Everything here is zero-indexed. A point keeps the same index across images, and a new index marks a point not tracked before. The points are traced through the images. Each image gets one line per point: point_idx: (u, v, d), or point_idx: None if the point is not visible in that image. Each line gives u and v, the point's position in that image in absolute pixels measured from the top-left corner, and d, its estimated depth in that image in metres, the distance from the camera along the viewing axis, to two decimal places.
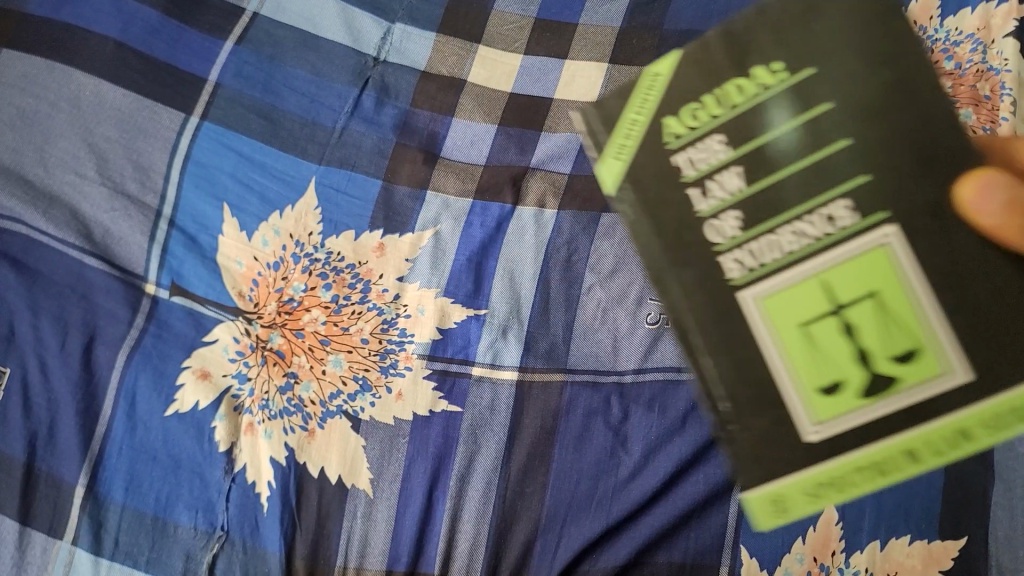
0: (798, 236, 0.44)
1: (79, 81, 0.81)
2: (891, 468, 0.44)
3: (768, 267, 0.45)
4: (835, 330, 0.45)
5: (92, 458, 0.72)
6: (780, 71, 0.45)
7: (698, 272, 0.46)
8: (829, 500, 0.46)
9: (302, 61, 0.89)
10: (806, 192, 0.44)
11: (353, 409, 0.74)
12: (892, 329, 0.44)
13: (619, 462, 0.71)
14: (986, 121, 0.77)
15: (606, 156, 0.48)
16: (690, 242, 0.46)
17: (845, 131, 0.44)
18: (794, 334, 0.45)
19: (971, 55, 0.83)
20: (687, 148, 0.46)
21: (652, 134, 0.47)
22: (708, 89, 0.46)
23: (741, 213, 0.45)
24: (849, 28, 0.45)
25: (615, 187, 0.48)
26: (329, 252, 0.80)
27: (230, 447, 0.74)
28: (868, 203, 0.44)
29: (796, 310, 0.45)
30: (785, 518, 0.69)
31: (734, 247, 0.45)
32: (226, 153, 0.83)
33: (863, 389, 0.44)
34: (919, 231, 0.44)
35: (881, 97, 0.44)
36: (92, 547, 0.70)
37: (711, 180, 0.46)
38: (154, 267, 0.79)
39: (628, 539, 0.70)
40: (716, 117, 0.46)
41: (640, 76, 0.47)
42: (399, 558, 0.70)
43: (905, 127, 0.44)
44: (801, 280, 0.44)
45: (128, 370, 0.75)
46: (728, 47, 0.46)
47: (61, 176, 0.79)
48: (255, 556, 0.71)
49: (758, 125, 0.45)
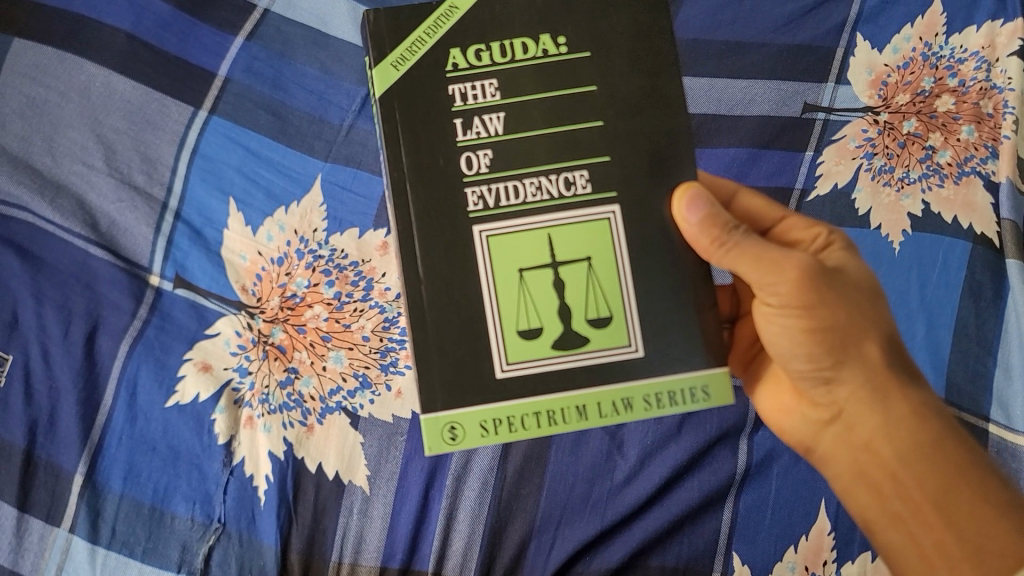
0: (540, 188, 0.57)
1: (89, 72, 0.83)
2: (559, 419, 0.56)
3: (502, 212, 0.57)
4: (547, 279, 0.57)
5: (92, 446, 0.72)
6: (564, 46, 0.58)
7: (431, 196, 0.56)
8: (499, 437, 0.55)
9: (311, 59, 0.88)
10: (554, 156, 0.57)
11: (352, 406, 0.75)
12: (597, 292, 0.57)
13: (615, 466, 0.73)
14: (986, 139, 0.82)
15: (384, 61, 0.57)
16: (432, 167, 0.57)
17: (598, 114, 0.58)
18: (510, 275, 0.57)
19: (975, 73, 0.84)
20: (462, 83, 0.57)
21: (434, 61, 0.57)
22: (500, 40, 0.58)
23: (493, 155, 0.57)
24: (632, 36, 0.59)
25: (383, 92, 0.57)
26: (333, 249, 0.80)
27: (229, 440, 0.74)
28: (602, 178, 0.57)
29: (512, 256, 0.57)
30: (777, 527, 0.72)
31: (479, 182, 0.57)
32: (233, 147, 0.83)
33: (558, 341, 0.56)
34: (643, 218, 0.58)
35: (639, 97, 0.58)
36: (89, 535, 0.71)
37: (480, 120, 0.57)
38: (159, 259, 0.79)
39: (622, 542, 0.72)
40: (491, 67, 0.58)
41: (439, 5, 0.58)
42: (393, 554, 0.71)
43: (655, 126, 0.58)
44: (532, 234, 0.57)
45: (131, 361, 0.75)
46: (525, 12, 0.58)
47: (69, 166, 0.80)
48: (251, 549, 0.72)
49: (528, 90, 0.58)
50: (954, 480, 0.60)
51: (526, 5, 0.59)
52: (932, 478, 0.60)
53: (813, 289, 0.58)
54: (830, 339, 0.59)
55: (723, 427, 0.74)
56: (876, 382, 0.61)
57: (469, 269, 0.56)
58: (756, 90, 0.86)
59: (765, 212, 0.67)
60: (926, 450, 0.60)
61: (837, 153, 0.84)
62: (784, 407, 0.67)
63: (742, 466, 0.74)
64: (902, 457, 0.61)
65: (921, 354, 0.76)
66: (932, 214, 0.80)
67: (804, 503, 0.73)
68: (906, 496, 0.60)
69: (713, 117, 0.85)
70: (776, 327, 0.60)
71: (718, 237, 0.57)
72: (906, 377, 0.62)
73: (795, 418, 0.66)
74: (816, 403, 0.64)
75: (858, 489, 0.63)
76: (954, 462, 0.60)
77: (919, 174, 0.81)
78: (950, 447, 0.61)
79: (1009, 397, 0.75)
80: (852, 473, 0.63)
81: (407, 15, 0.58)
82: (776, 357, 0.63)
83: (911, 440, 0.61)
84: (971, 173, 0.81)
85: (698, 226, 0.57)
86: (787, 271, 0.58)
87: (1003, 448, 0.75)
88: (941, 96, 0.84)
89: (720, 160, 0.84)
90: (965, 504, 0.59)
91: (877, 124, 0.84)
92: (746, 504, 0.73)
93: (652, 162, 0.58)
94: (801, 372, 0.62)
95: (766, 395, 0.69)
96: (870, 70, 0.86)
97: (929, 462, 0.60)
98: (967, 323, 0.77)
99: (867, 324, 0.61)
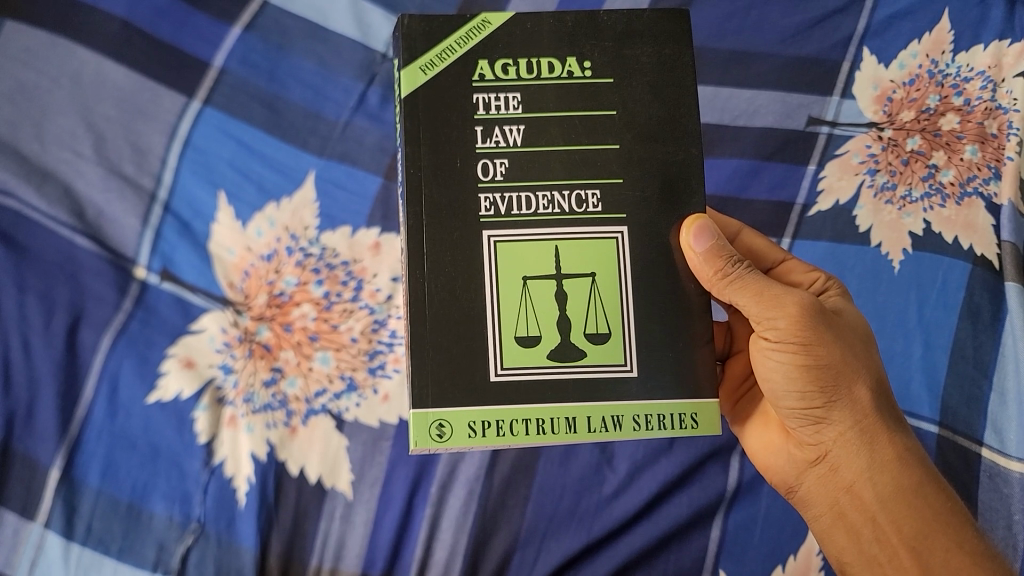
0: (550, 203, 0.56)
1: (81, 58, 0.82)
2: (548, 429, 0.54)
3: (512, 220, 0.56)
4: (549, 291, 0.55)
5: (71, 440, 0.71)
6: (588, 69, 0.57)
7: (442, 197, 0.55)
8: (487, 439, 0.54)
9: (309, 52, 0.86)
10: (567, 172, 0.56)
11: (337, 409, 0.74)
12: (599, 310, 0.56)
13: (603, 479, 0.72)
14: (989, 160, 0.81)
15: (413, 64, 0.56)
16: (448, 169, 0.56)
17: (614, 138, 0.57)
18: (513, 282, 0.55)
19: (980, 93, 0.83)
20: (486, 94, 0.57)
21: (462, 71, 0.56)
22: (528, 57, 0.57)
23: (509, 165, 0.56)
24: (660, 66, 0.58)
25: (408, 93, 0.56)
26: (324, 248, 0.79)
27: (209, 440, 0.72)
28: (613, 201, 0.56)
29: (515, 265, 0.55)
30: (766, 546, 0.71)
31: (493, 189, 0.56)
32: (226, 139, 0.82)
33: (555, 351, 0.55)
34: (649, 240, 0.56)
35: (655, 125, 0.57)
36: (63, 530, 0.69)
37: (500, 130, 0.56)
38: (146, 250, 0.78)
39: (609, 556, 0.70)
40: (516, 82, 0.57)
41: (472, 18, 0.57)
42: (374, 561, 0.70)
43: (671, 156, 0.57)
44: (537, 246, 0.56)
45: (113, 354, 0.73)
46: (553, 31, 0.58)
47: (57, 152, 0.79)
48: (228, 552, 0.69)
49: (549, 106, 0.57)
50: (930, 526, 0.59)
51: (554, 26, 0.58)
52: (910, 523, 0.60)
53: (813, 327, 0.58)
54: (827, 377, 0.58)
55: (714, 443, 0.73)
56: (866, 425, 0.60)
57: (472, 278, 0.55)
58: (761, 101, 0.86)
59: (767, 251, 0.70)
60: (906, 495, 0.60)
61: (840, 168, 0.82)
62: (771, 445, 0.65)
63: (732, 484, 0.72)
64: (883, 501, 0.60)
65: (917, 374, 0.75)
66: (932, 234, 0.79)
67: (794, 523, 0.71)
68: (884, 539, 0.60)
69: (716, 127, 0.85)
70: (772, 364, 0.59)
71: (722, 269, 0.57)
72: (893, 421, 0.61)
73: (781, 456, 0.65)
74: (804, 443, 0.62)
75: (837, 531, 0.62)
76: (933, 508, 0.60)
77: (921, 194, 0.80)
78: (929, 493, 0.60)
79: (1002, 420, 0.73)
80: (832, 515, 0.62)
81: (440, 22, 0.57)
82: (769, 395, 0.61)
83: (891, 484, 0.60)
84: (973, 195, 0.80)
85: (703, 257, 0.56)
86: (787, 308, 0.58)
87: (995, 473, 0.72)
88: (945, 115, 0.83)
89: (720, 172, 0.83)
90: (940, 550, 0.59)
91: (881, 140, 0.83)
92: (735, 522, 0.71)
93: (663, 189, 0.57)
94: (792, 410, 0.60)
95: (754, 433, 0.67)
96: (876, 85, 0.85)
97: (909, 507, 0.60)
98: (963, 345, 0.75)
99: (861, 366, 0.60)
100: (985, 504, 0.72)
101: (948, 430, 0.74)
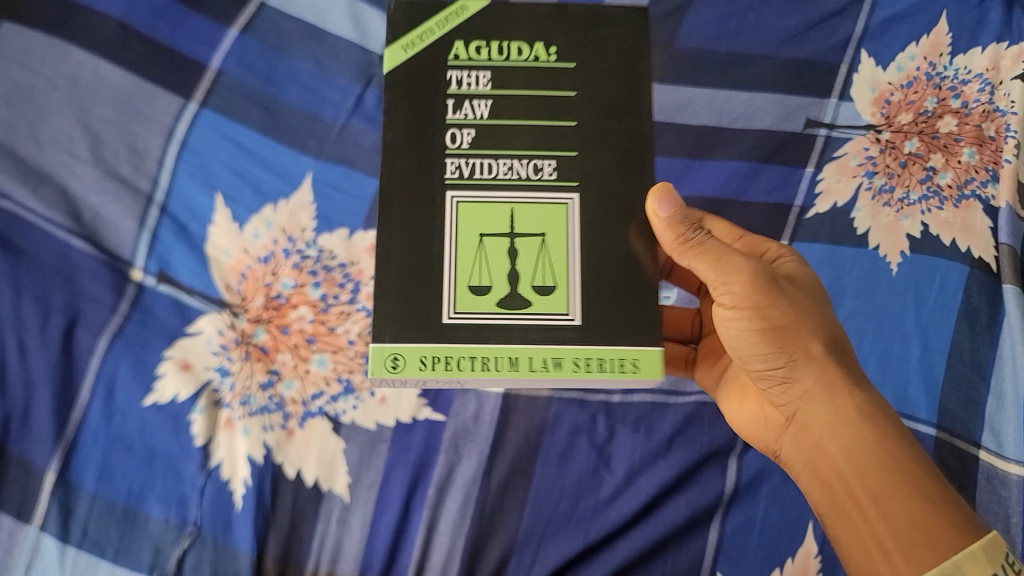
0: (510, 169, 0.59)
1: (78, 59, 0.82)
2: (493, 367, 0.56)
3: (471, 181, 0.59)
4: (505, 245, 0.58)
5: (66, 443, 0.70)
6: (553, 54, 0.61)
7: (409, 158, 0.59)
8: (436, 372, 0.56)
9: (307, 54, 0.86)
10: (530, 143, 0.60)
11: (334, 411, 0.74)
12: (553, 266, 0.58)
13: (601, 481, 0.72)
14: (987, 162, 0.81)
15: (395, 44, 0.61)
16: (418, 135, 0.60)
17: (573, 115, 0.61)
18: (467, 236, 0.58)
19: (978, 95, 0.83)
20: (459, 71, 0.61)
21: (439, 51, 0.61)
22: (499, 40, 0.61)
23: (475, 134, 0.60)
24: (621, 52, 0.62)
25: (389, 69, 0.61)
26: (321, 250, 0.79)
27: (206, 442, 0.72)
28: (571, 172, 0.60)
29: (472, 220, 0.59)
30: (764, 549, 0.70)
31: (458, 155, 0.60)
32: (223, 141, 0.82)
33: (505, 300, 0.57)
34: (607, 209, 0.59)
35: (616, 104, 0.61)
36: (59, 533, 0.68)
37: (468, 104, 0.60)
38: (142, 253, 0.78)
39: (607, 559, 0.70)
40: (487, 62, 0.61)
41: (450, 5, 0.62)
42: (371, 563, 0.70)
43: (628, 134, 0.61)
44: (494, 205, 0.59)
45: (109, 356, 0.73)
46: (526, 18, 0.62)
47: (53, 154, 0.79)
48: (223, 555, 0.69)
49: (517, 85, 0.61)
50: (895, 475, 0.58)
51: (530, 10, 0.62)
52: (875, 473, 0.59)
53: (765, 291, 0.59)
54: (782, 337, 0.60)
55: (712, 445, 0.73)
56: (828, 379, 0.61)
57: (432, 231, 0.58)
58: (759, 103, 0.86)
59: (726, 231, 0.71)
60: (843, 438, 0.60)
61: (837, 171, 0.82)
62: (750, 414, 0.68)
63: (730, 487, 0.72)
64: (849, 456, 0.60)
65: (914, 377, 0.74)
66: (931, 236, 0.78)
67: (792, 525, 0.71)
68: (851, 492, 0.60)
69: (714, 129, 0.86)
70: (732, 331, 0.61)
71: (684, 235, 0.60)
72: (854, 377, 0.62)
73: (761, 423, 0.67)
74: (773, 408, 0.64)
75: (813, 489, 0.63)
76: (899, 458, 0.59)
77: (919, 196, 0.80)
78: (894, 445, 0.59)
79: (1000, 423, 0.72)
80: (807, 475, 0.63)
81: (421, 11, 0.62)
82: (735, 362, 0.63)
83: (832, 427, 0.61)
84: (971, 197, 0.80)
85: (667, 222, 0.60)
86: (739, 272, 0.60)
87: (992, 476, 0.71)
88: (943, 117, 0.83)
89: (717, 175, 0.83)
90: (904, 498, 0.58)
91: (879, 143, 0.83)
92: (733, 524, 0.71)
93: (619, 163, 0.60)
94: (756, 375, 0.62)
95: (736, 405, 0.69)
96: (874, 88, 0.86)
97: (847, 452, 0.60)
98: (961, 347, 0.74)
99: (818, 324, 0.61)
100: (984, 505, 0.71)
101: (945, 432, 0.73)
